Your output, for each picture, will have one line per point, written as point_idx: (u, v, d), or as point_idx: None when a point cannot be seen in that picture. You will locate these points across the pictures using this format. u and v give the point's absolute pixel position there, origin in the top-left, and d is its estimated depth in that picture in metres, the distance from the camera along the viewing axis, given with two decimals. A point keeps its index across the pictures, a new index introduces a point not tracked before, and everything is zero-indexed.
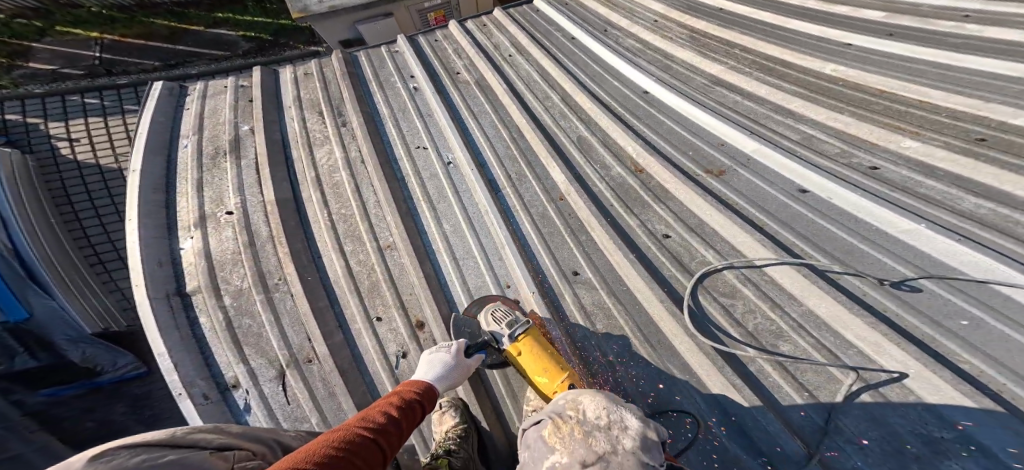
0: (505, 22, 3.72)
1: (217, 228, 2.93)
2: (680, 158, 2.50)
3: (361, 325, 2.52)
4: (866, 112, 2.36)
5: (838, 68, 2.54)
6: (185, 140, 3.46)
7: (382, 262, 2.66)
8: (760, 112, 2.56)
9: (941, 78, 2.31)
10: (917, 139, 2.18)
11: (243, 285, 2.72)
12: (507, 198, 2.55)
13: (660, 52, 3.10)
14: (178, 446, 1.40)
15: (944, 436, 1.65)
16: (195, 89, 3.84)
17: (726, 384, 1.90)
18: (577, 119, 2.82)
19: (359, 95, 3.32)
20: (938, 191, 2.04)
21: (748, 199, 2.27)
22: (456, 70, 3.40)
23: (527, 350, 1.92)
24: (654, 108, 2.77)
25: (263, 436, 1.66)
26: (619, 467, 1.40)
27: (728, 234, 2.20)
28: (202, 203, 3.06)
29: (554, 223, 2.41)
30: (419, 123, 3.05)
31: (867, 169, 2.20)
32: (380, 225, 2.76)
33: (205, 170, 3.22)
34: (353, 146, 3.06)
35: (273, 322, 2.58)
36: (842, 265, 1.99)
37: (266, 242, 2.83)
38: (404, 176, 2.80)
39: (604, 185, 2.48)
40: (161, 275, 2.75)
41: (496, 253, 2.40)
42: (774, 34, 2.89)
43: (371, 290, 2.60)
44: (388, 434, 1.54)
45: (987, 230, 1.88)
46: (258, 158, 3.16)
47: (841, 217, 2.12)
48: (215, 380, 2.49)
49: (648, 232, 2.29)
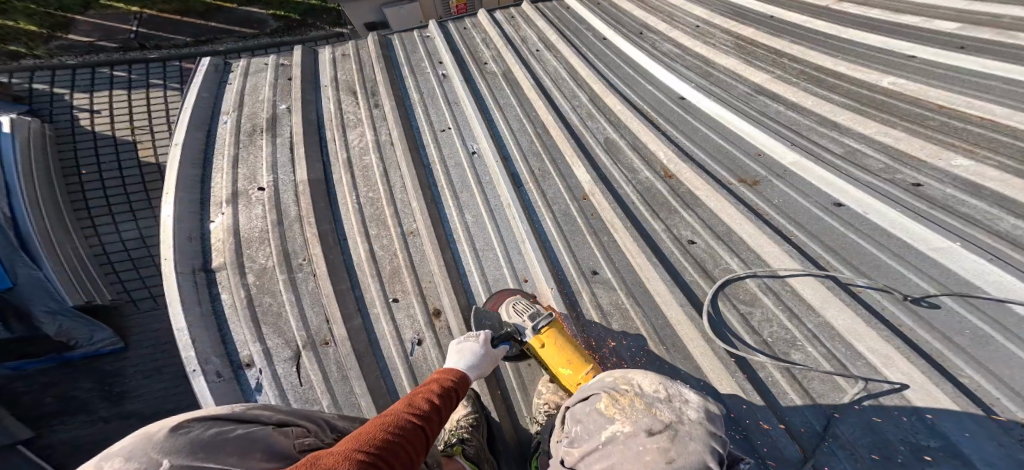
0: (533, 16, 3.71)
1: (248, 205, 3.04)
2: (715, 167, 2.42)
3: (380, 310, 2.56)
4: (924, 128, 2.23)
5: (895, 81, 2.42)
6: (224, 117, 3.57)
7: (405, 249, 2.68)
8: (804, 123, 2.47)
9: (1009, 95, 2.16)
10: (972, 158, 2.07)
11: (267, 264, 2.81)
12: (529, 193, 2.53)
13: (700, 58, 3.02)
14: (244, 419, 1.46)
15: (930, 445, 1.65)
16: (238, 66, 3.96)
17: (735, 390, 1.87)
18: (604, 120, 2.78)
19: (391, 80, 3.35)
20: (978, 210, 1.96)
21: (783, 211, 2.20)
22: (484, 60, 3.39)
23: (550, 342, 1.91)
24: (687, 113, 2.71)
25: (314, 414, 1.72)
26: (688, 436, 1.39)
27: (756, 244, 2.13)
28: (236, 179, 3.17)
29: (576, 222, 2.38)
30: (449, 112, 3.06)
31: (910, 185, 2.09)
32: (405, 211, 2.79)
33: (241, 146, 3.33)
34: (384, 129, 3.10)
35: (295, 303, 2.64)
36: (871, 281, 1.92)
37: (294, 223, 2.92)
38: (430, 163, 2.82)
39: (630, 188, 2.44)
40: (190, 250, 2.87)
41: (517, 248, 2.39)
42: (825, 43, 2.78)
43: (393, 275, 2.64)
44: (432, 421, 1.53)
45: (1019, 252, 1.82)
46: (293, 137, 3.25)
47: (877, 233, 2.04)
48: (230, 360, 2.57)
49: (673, 238, 2.24)
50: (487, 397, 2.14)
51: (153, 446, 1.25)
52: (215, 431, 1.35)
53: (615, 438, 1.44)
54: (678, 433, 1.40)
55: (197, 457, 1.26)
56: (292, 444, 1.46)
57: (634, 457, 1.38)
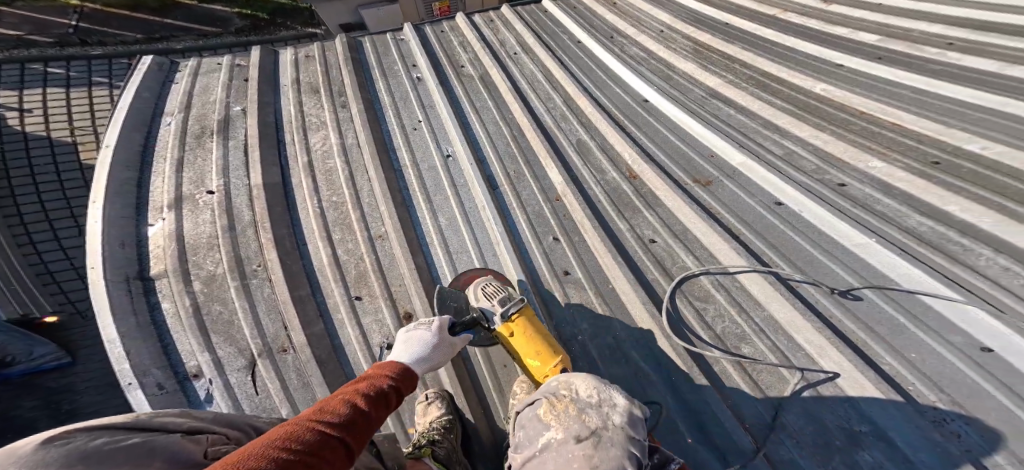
0: (512, 19, 3.87)
1: (195, 209, 2.88)
2: (672, 168, 2.62)
3: (344, 316, 2.49)
4: (847, 131, 2.54)
5: (826, 88, 2.74)
6: (168, 118, 3.37)
7: (373, 252, 2.63)
8: (750, 126, 2.72)
9: (916, 103, 2.50)
10: (884, 160, 2.36)
11: (217, 270, 2.66)
12: (504, 195, 2.60)
13: (663, 62, 3.27)
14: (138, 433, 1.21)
15: (862, 430, 1.79)
16: (186, 66, 3.77)
17: (694, 383, 1.98)
18: (577, 122, 2.92)
19: (360, 83, 3.33)
20: (890, 208, 2.21)
21: (731, 210, 2.40)
22: (461, 64, 3.46)
23: (519, 329, 1.92)
24: (652, 116, 2.92)
25: (237, 420, 1.50)
26: (609, 443, 1.42)
27: (710, 242, 2.31)
28: (181, 183, 2.99)
29: (550, 224, 2.46)
30: (421, 116, 3.07)
31: (835, 186, 2.35)
32: (373, 215, 2.74)
33: (188, 149, 3.15)
34: (350, 132, 3.05)
35: (249, 310, 2.52)
36: (805, 276, 2.13)
37: (247, 227, 2.79)
38: (400, 167, 2.82)
39: (599, 189, 2.56)
40: (122, 258, 2.67)
41: (491, 249, 2.42)
42: (772, 50, 3.10)
43: (360, 280, 2.58)
44: (380, 407, 1.47)
45: (926, 247, 2.06)
46: (248, 139, 3.12)
47: (810, 230, 2.26)
48: (174, 370, 2.37)
49: (637, 237, 2.38)
50: (461, 399, 2.14)
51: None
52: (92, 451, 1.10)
53: (547, 445, 1.48)
54: (602, 440, 1.43)
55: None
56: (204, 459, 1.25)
57: (564, 464, 1.42)
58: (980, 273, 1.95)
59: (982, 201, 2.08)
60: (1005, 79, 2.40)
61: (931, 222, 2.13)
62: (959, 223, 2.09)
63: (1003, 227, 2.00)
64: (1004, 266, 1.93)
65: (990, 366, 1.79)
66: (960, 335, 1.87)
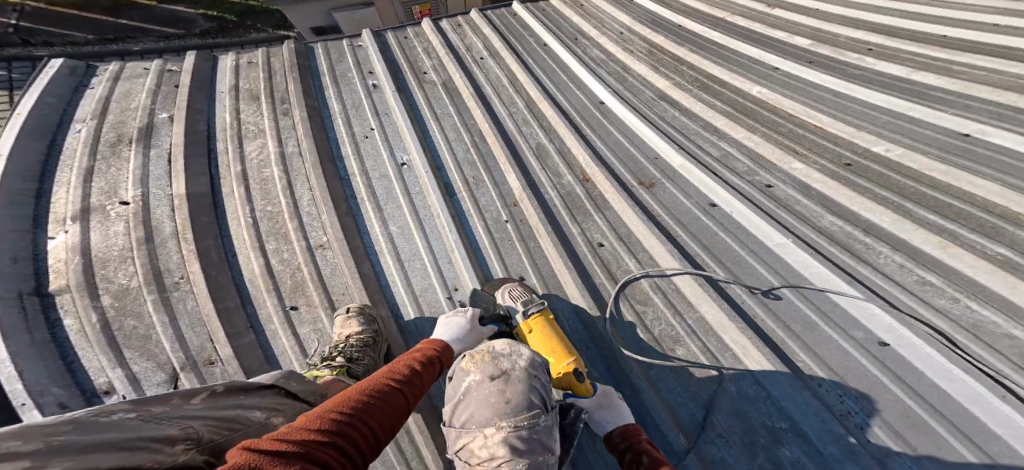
0: (480, 24, 3.70)
1: (104, 220, 2.62)
2: (620, 169, 2.58)
3: (278, 327, 2.36)
4: (777, 134, 2.55)
5: (761, 92, 2.71)
6: (77, 125, 3.10)
7: (313, 262, 2.49)
8: (692, 127, 2.70)
9: (836, 106, 2.54)
10: (805, 163, 2.39)
11: (129, 284, 2.44)
12: (462, 201, 2.59)
13: (620, 64, 3.19)
14: (33, 437, 1.12)
15: (780, 426, 1.85)
16: (105, 70, 3.51)
17: (631, 386, 2.03)
18: (538, 126, 2.84)
19: (307, 91, 3.20)
20: (806, 209, 2.26)
21: (670, 212, 2.40)
22: (423, 70, 3.35)
23: (538, 328, 1.99)
24: (606, 118, 2.84)
25: (174, 406, 1.45)
26: (517, 380, 1.57)
27: (649, 244, 2.32)
28: (88, 193, 2.73)
29: (507, 228, 2.46)
30: (373, 124, 2.99)
31: (763, 187, 2.37)
32: (312, 224, 2.60)
33: (100, 158, 2.89)
34: (291, 140, 2.93)
35: (168, 323, 2.34)
36: (733, 277, 2.16)
37: (167, 239, 2.58)
38: (347, 175, 2.76)
39: (555, 193, 2.53)
40: (14, 272, 2.40)
41: (445, 255, 2.42)
42: (714, 52, 3.07)
43: (297, 291, 2.43)
44: (414, 386, 1.66)
45: (836, 247, 2.12)
46: (172, 148, 2.91)
47: (739, 230, 2.28)
48: (79, 387, 2.18)
49: (585, 240, 2.37)
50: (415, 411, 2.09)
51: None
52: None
53: (467, 389, 1.61)
54: (511, 378, 1.58)
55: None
56: (133, 448, 1.18)
57: (481, 402, 1.56)
58: (882, 271, 2.03)
59: (882, 201, 2.17)
60: (913, 84, 2.48)
61: (843, 221, 2.19)
62: (865, 222, 2.16)
63: (899, 225, 2.09)
64: (900, 263, 2.02)
65: (887, 360, 1.87)
66: (861, 331, 1.94)
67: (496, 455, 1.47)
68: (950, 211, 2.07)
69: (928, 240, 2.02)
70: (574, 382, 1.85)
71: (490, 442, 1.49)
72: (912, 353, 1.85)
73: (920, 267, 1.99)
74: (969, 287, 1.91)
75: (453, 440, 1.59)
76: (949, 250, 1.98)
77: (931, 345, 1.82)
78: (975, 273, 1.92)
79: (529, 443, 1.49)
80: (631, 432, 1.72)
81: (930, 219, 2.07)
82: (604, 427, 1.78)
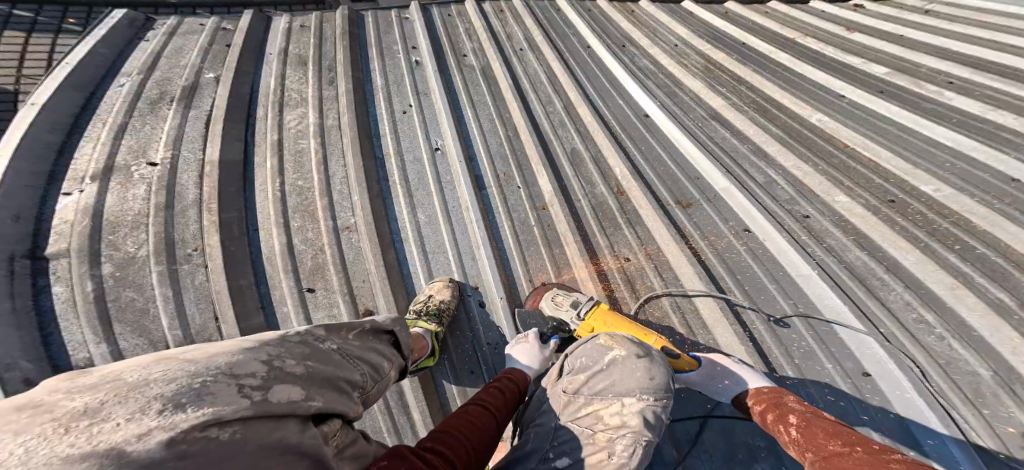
0: (522, 13, 3.77)
1: (127, 181, 2.54)
2: (659, 188, 2.60)
3: (290, 309, 2.26)
4: (828, 163, 2.58)
5: (822, 119, 2.75)
6: (121, 80, 3.09)
7: (336, 242, 2.42)
8: (741, 150, 2.71)
9: (898, 140, 2.57)
10: (849, 195, 2.42)
11: (136, 253, 2.31)
12: (491, 197, 2.57)
13: (669, 75, 3.21)
14: (295, 355, 1.19)
15: (758, 444, 1.87)
16: (166, 24, 3.62)
17: None
18: (573, 129, 2.88)
19: (352, 63, 3.26)
20: (837, 242, 2.28)
21: (699, 229, 2.42)
22: (463, 52, 3.42)
23: (598, 324, 2.00)
24: (649, 131, 2.87)
25: (346, 335, 1.46)
26: (658, 363, 1.73)
27: (676, 264, 2.29)
28: (115, 153, 2.64)
29: (533, 231, 2.44)
30: (413, 99, 3.06)
31: (801, 217, 2.40)
32: (341, 204, 2.55)
33: (138, 114, 2.86)
34: (331, 113, 2.96)
35: (170, 298, 2.22)
36: (751, 304, 2.15)
37: (189, 207, 2.49)
38: (382, 155, 2.78)
39: (585, 202, 2.53)
40: (16, 233, 2.26)
41: (470, 251, 2.39)
42: (782, 74, 3.07)
43: (318, 276, 2.33)
44: (501, 405, 1.68)
45: (857, 283, 2.13)
46: (212, 112, 2.90)
47: (766, 259, 2.29)
48: (54, 364, 2.02)
49: (612, 252, 2.35)
50: (417, 402, 2.02)
51: (201, 393, 0.96)
52: (266, 374, 1.09)
53: (614, 362, 1.74)
54: (653, 359, 1.75)
55: (267, 420, 1.01)
56: (341, 393, 1.25)
57: (627, 375, 1.70)
58: (887, 306, 2.06)
59: (913, 239, 2.20)
60: (987, 123, 2.51)
61: (868, 256, 2.21)
62: (887, 259, 2.19)
63: (922, 267, 2.13)
64: (906, 300, 2.07)
65: (865, 390, 1.91)
66: (852, 361, 1.98)
67: (627, 423, 1.62)
68: (969, 255, 2.12)
69: (941, 281, 2.07)
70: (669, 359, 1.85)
71: (627, 410, 1.64)
72: (892, 385, 1.89)
73: (923, 307, 2.04)
74: (962, 331, 1.96)
75: (574, 406, 1.71)
76: (958, 292, 2.03)
77: (909, 379, 1.87)
78: (969, 315, 1.98)
79: (655, 422, 1.63)
80: (782, 407, 1.63)
81: (952, 263, 2.11)
82: (728, 393, 1.79)
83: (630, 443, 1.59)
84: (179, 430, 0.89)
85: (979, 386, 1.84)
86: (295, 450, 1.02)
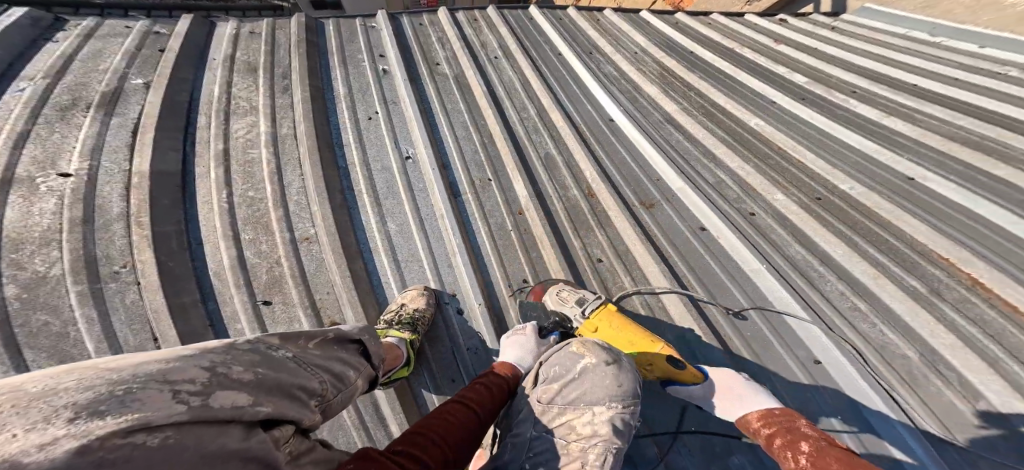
0: (495, 23, 3.85)
1: (32, 195, 2.22)
2: (623, 189, 2.71)
3: (244, 327, 2.06)
4: (767, 166, 2.80)
5: (760, 123, 2.98)
6: (21, 83, 2.76)
7: (295, 254, 2.26)
8: (691, 152, 2.92)
9: (821, 146, 2.84)
10: (785, 192, 2.66)
11: (48, 272, 2.02)
12: (466, 203, 2.56)
13: (633, 83, 3.36)
14: (241, 361, 1.16)
15: (733, 436, 1.94)
16: (83, 26, 3.31)
17: None
18: (547, 135, 2.95)
19: (311, 71, 3.13)
20: (778, 236, 2.48)
21: (664, 232, 2.53)
22: (436, 61, 3.40)
23: (604, 323, 2.01)
24: (615, 135, 3.00)
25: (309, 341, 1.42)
26: (627, 370, 1.73)
27: (642, 264, 2.38)
28: (15, 163, 2.33)
29: (510, 235, 2.44)
30: (380, 106, 2.99)
31: (747, 214, 2.58)
32: (298, 215, 2.40)
33: (44, 121, 2.55)
34: (284, 122, 2.81)
35: (94, 319, 1.94)
36: (710, 298, 2.26)
37: (113, 221, 2.22)
38: (345, 165, 2.67)
39: (560, 206, 2.58)
40: None
41: (446, 259, 2.33)
42: (723, 81, 3.32)
43: (275, 291, 2.15)
44: (475, 413, 1.64)
45: (800, 278, 2.31)
46: (142, 119, 2.64)
47: (722, 256, 2.43)
48: None
49: (587, 254, 2.40)
50: (393, 415, 1.91)
51: (125, 400, 0.94)
52: (207, 381, 1.06)
53: (585, 371, 1.73)
54: (623, 365, 1.74)
55: (202, 428, 0.99)
56: (293, 400, 1.22)
57: (597, 383, 1.69)
58: (825, 295, 2.26)
59: (840, 235, 2.44)
60: (883, 129, 2.83)
61: (808, 252, 2.42)
62: (821, 254, 2.41)
63: (847, 257, 2.36)
64: (840, 290, 2.27)
65: (817, 376, 2.06)
66: (803, 349, 2.13)
67: (599, 432, 1.63)
68: (890, 249, 2.36)
69: (865, 272, 2.29)
70: (676, 370, 1.87)
71: (596, 420, 1.65)
72: (840, 371, 2.04)
73: (856, 296, 2.24)
74: (888, 316, 2.17)
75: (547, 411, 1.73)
76: (879, 280, 2.25)
77: (853, 364, 2.03)
78: (889, 299, 2.20)
79: (625, 428, 1.64)
80: (794, 432, 1.66)
81: (872, 255, 2.35)
82: (737, 411, 1.79)
83: (601, 452, 1.61)
84: (96, 439, 0.88)
85: (912, 368, 2.02)
86: (238, 458, 1.01)
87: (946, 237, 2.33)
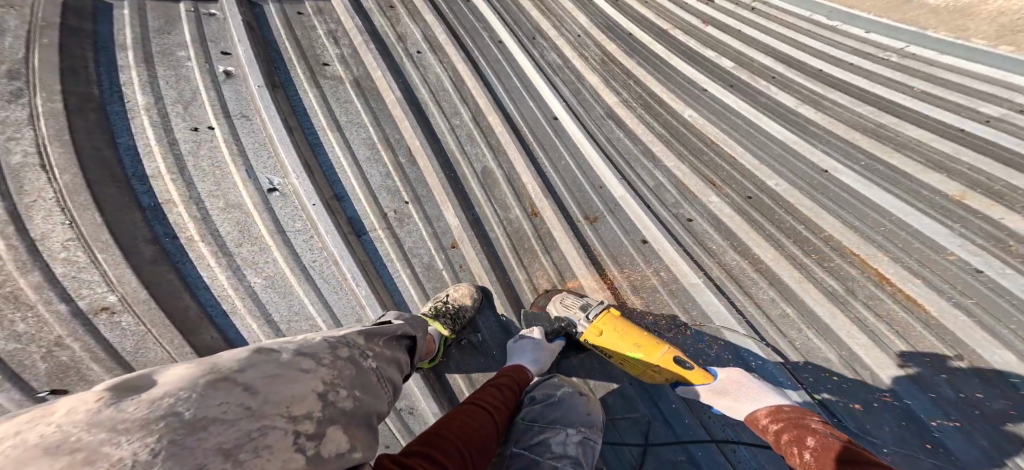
0: (420, 11, 3.35)
1: None
2: (568, 202, 2.50)
3: None
4: (700, 162, 2.69)
5: (693, 115, 2.88)
6: None
7: (79, 330, 1.77)
8: (633, 152, 2.74)
9: (747, 137, 2.77)
10: (718, 193, 2.53)
11: None
12: (375, 242, 2.29)
13: (574, 72, 3.18)
14: (243, 437, 0.88)
15: (682, 459, 1.88)
16: None
17: None
18: (484, 145, 2.69)
19: (68, 71, 2.41)
20: (712, 239, 2.39)
21: (607, 249, 2.36)
22: (325, 61, 2.94)
23: (609, 327, 1.94)
24: (558, 137, 2.78)
25: (274, 395, 0.98)
26: (597, 408, 1.76)
27: (587, 288, 2.25)
28: None
29: (442, 275, 2.24)
30: (217, 119, 2.48)
31: (684, 220, 2.46)
32: (73, 278, 1.86)
33: None
34: (16, 146, 2.09)
35: None
36: (648, 313, 2.20)
37: None
38: (156, 204, 2.17)
39: (501, 230, 2.38)
40: None
41: (351, 315, 2.07)
42: (659, 67, 3.20)
43: (68, 383, 1.68)
44: (474, 447, 1.37)
45: (733, 284, 2.24)
46: None
47: (661, 269, 2.31)
48: None
49: (533, 286, 2.26)
50: None
51: None
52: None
53: (563, 398, 1.73)
54: (592, 400, 1.78)
55: None
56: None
57: (572, 411, 1.69)
58: (757, 303, 2.20)
59: (767, 237, 2.37)
60: (798, 117, 2.83)
61: (740, 257, 2.33)
62: (753, 258, 2.33)
63: (775, 261, 2.29)
64: (772, 297, 2.21)
65: None
66: (740, 363, 2.07)
67: (569, 452, 1.58)
68: (807, 245, 2.34)
69: (791, 275, 2.25)
70: (684, 371, 1.81)
71: (568, 442, 1.61)
72: (773, 380, 2.02)
73: (784, 300, 2.19)
74: (812, 320, 2.15)
75: (530, 432, 1.65)
76: (803, 285, 2.21)
77: (783, 374, 2.03)
78: (804, 295, 2.20)
79: (591, 454, 1.61)
80: (801, 428, 1.53)
81: (794, 254, 2.32)
82: (746, 408, 1.69)
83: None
84: None
85: (835, 370, 2.03)
86: None
87: (857, 234, 2.31)
